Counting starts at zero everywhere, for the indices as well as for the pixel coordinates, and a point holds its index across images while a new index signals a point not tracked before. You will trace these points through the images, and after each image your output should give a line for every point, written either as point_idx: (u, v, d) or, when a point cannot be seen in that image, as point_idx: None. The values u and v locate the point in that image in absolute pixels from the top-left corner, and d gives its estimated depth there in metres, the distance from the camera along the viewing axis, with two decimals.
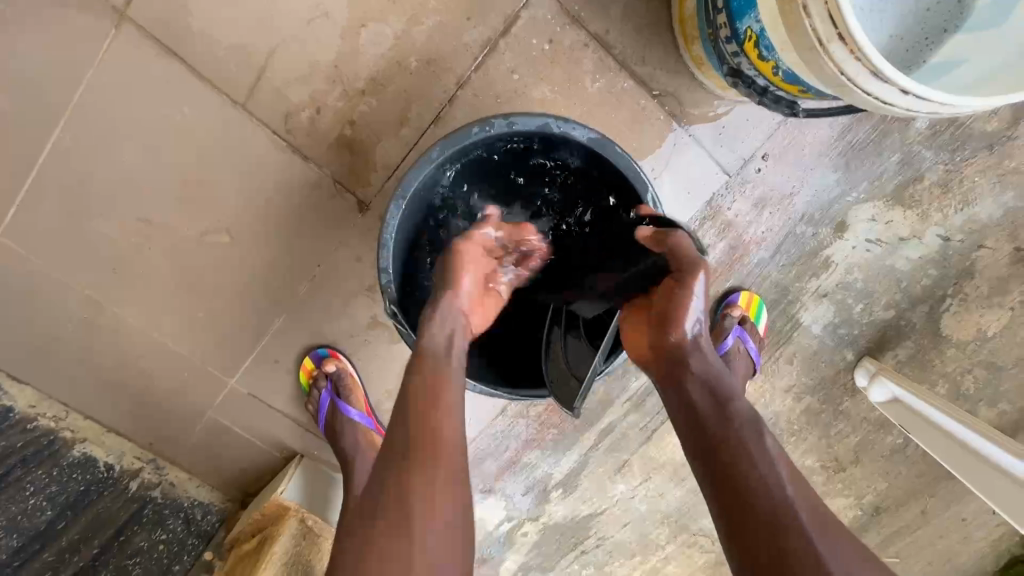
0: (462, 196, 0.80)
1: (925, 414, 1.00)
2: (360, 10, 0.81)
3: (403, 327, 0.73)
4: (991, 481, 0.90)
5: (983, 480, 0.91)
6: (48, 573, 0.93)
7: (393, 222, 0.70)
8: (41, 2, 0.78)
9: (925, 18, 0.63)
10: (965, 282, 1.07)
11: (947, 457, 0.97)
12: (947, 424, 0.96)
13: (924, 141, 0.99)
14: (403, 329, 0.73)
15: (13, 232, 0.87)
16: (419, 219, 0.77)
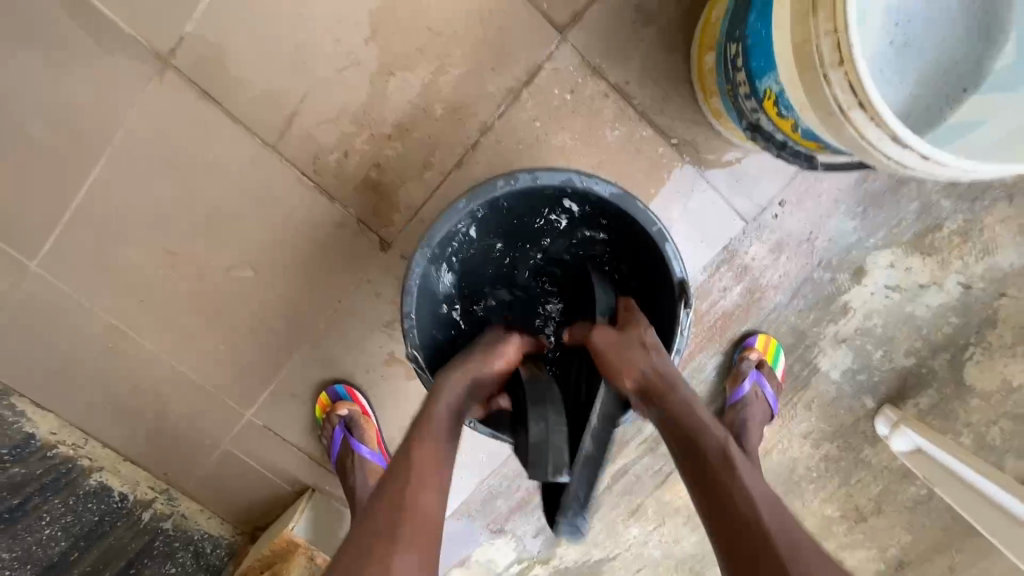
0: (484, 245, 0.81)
1: (952, 468, 0.97)
2: (389, 60, 0.84)
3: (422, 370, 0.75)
4: None
5: (992, 521, 0.90)
6: None
7: (417, 270, 0.72)
8: (88, 48, 0.82)
9: (949, 75, 0.62)
10: (987, 331, 1.06)
11: (955, 499, 0.95)
12: (954, 466, 0.96)
13: (943, 191, 0.98)
14: (422, 372, 0.75)
15: (47, 262, 0.90)
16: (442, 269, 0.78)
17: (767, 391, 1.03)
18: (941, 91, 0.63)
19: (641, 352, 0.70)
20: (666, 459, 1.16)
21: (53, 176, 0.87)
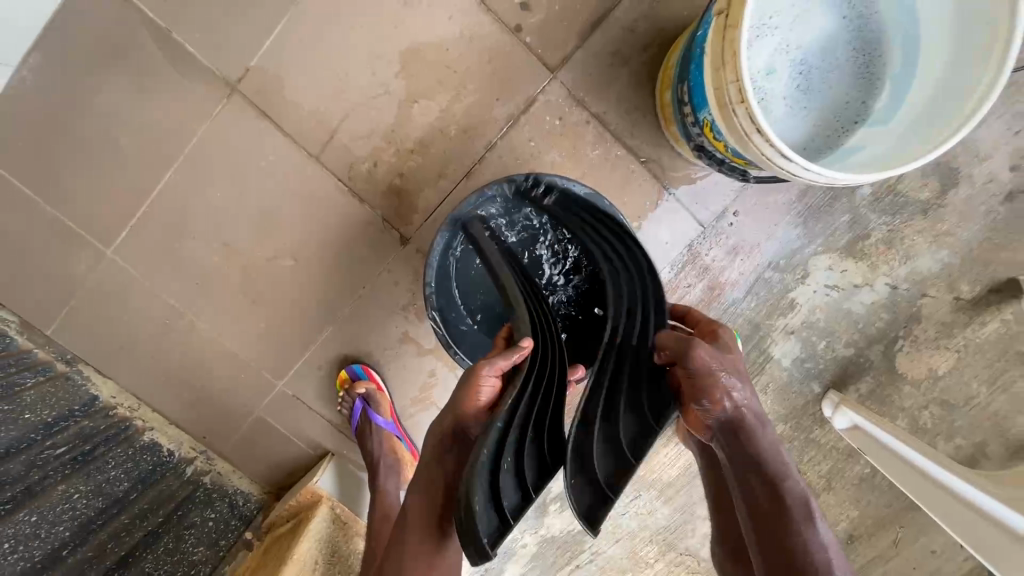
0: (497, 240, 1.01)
1: (904, 456, 1.08)
2: (414, 90, 1.04)
3: (438, 327, 0.97)
4: (978, 527, 0.95)
5: (932, 496, 1.03)
6: (110, 543, 0.95)
7: (438, 246, 0.95)
8: (171, 75, 1.02)
9: (843, 110, 0.82)
10: (913, 326, 1.24)
11: (900, 477, 1.08)
12: (901, 448, 1.09)
13: (869, 206, 1.18)
14: (438, 328, 0.98)
15: (121, 249, 1.08)
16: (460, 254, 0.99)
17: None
18: (838, 122, 0.82)
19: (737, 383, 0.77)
20: None
21: (133, 179, 1.05)
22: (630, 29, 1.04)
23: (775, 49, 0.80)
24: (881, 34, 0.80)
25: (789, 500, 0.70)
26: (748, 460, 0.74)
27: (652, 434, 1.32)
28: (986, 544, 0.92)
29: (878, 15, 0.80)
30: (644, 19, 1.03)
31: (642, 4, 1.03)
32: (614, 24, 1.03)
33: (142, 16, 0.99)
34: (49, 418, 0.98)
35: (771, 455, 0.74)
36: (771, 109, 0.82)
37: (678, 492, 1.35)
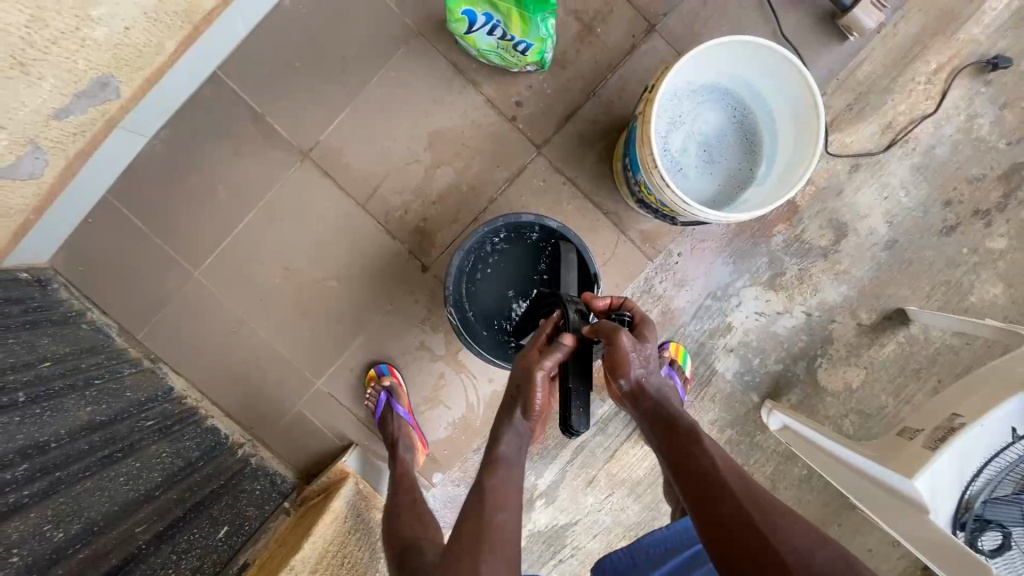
0: (495, 255, 1.33)
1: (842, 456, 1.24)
2: (436, 158, 1.41)
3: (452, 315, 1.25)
4: (887, 504, 1.07)
5: (858, 486, 1.17)
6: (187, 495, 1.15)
7: (456, 259, 1.24)
8: (260, 145, 1.39)
9: (736, 175, 1.19)
10: (828, 346, 1.55)
11: (833, 474, 1.26)
12: (828, 445, 1.29)
13: (784, 250, 1.53)
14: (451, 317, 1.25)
15: (207, 272, 1.40)
16: (468, 263, 1.30)
17: (677, 380, 1.47)
18: (733, 183, 1.19)
19: (637, 362, 0.96)
20: (612, 438, 1.57)
21: (222, 218, 1.40)
22: (595, 120, 1.43)
23: (684, 137, 1.19)
24: (758, 126, 1.18)
25: (699, 442, 0.95)
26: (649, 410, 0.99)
27: (623, 437, 1.58)
28: (879, 504, 1.09)
29: (753, 114, 1.18)
30: (604, 112, 1.42)
31: (603, 103, 1.42)
32: (583, 116, 1.42)
33: (244, 105, 1.38)
34: (142, 398, 1.25)
35: (668, 409, 0.98)
36: (686, 174, 1.19)
37: (645, 491, 1.58)
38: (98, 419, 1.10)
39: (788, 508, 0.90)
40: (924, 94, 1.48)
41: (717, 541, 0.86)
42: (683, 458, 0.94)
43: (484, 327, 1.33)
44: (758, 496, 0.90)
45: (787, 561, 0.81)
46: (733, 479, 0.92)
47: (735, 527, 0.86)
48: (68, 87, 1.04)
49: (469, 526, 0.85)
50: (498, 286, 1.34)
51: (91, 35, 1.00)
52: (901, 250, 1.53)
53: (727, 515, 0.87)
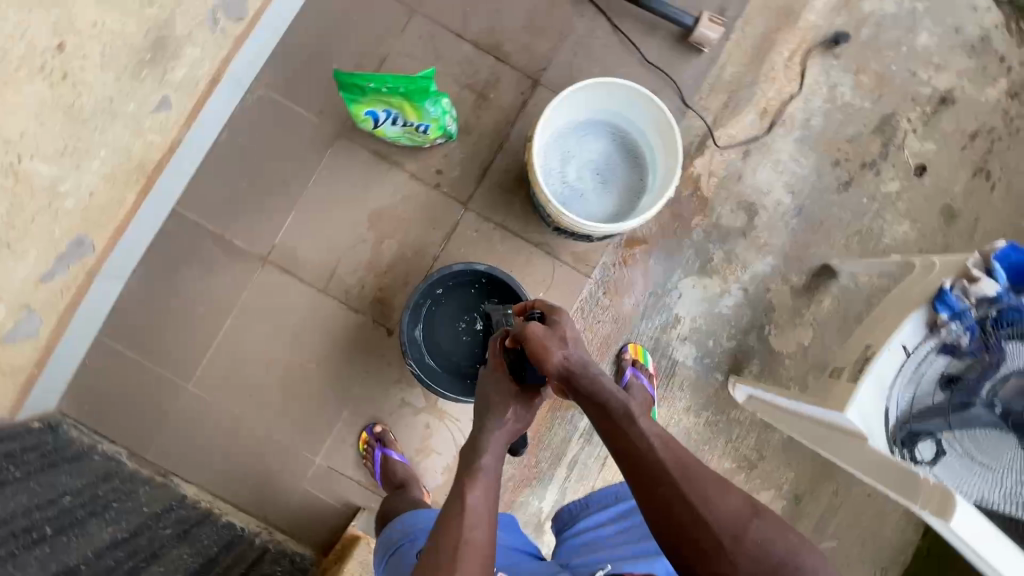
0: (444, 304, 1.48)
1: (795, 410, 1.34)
2: (378, 234, 1.58)
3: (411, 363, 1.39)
4: (841, 441, 1.18)
5: (815, 432, 1.28)
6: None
7: (406, 314, 1.40)
8: (224, 260, 1.57)
9: (630, 188, 1.37)
10: (772, 314, 1.68)
11: (795, 429, 1.36)
12: (782, 402, 1.39)
13: (706, 239, 1.68)
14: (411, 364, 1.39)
15: (198, 383, 1.54)
16: (419, 315, 1.45)
17: (644, 379, 1.59)
18: (630, 194, 1.36)
19: (557, 350, 1.05)
20: (601, 446, 1.67)
21: (202, 332, 1.55)
22: (508, 168, 1.60)
23: (577, 167, 1.37)
24: (636, 143, 1.37)
25: (635, 423, 0.98)
26: (585, 396, 1.04)
27: None
28: (838, 448, 1.19)
29: (630, 134, 1.37)
30: (515, 159, 1.60)
31: (511, 152, 1.60)
32: (497, 167, 1.60)
33: (202, 229, 1.56)
34: (159, 509, 1.36)
35: (602, 388, 1.03)
36: (587, 197, 1.36)
37: None
38: (121, 536, 1.21)
39: (729, 482, 0.95)
40: (786, 78, 1.69)
41: (657, 518, 0.92)
42: (620, 441, 0.98)
43: (448, 370, 1.46)
44: (694, 471, 0.94)
45: (719, 536, 0.88)
46: (671, 458, 0.95)
47: (671, 508, 0.91)
48: (50, 254, 1.23)
49: (440, 546, 0.89)
50: (452, 330, 1.48)
51: (62, 207, 1.20)
52: (809, 214, 1.69)
53: (662, 496, 0.92)
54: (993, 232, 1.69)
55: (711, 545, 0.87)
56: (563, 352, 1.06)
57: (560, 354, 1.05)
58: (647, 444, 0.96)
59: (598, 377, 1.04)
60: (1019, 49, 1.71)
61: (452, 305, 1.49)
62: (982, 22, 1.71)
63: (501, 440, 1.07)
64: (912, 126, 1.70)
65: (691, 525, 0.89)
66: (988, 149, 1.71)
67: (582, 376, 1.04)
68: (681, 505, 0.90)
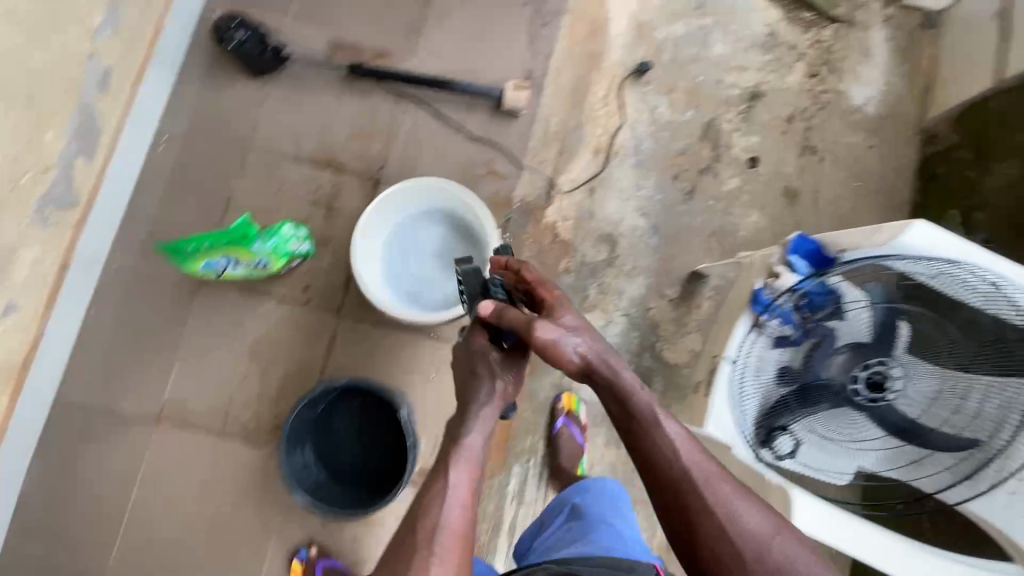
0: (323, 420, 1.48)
1: None
2: (263, 363, 1.62)
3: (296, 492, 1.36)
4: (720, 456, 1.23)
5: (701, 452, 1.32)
6: None
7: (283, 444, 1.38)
8: (118, 430, 1.58)
9: (471, 264, 1.43)
10: (658, 330, 1.75)
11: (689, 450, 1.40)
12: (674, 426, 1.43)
13: (578, 278, 1.76)
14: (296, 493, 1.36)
15: (118, 559, 1.53)
16: (300, 439, 1.44)
17: (575, 429, 1.66)
18: None
19: (569, 342, 0.97)
20: (535, 503, 1.68)
21: (111, 507, 1.55)
22: None
23: (420, 260, 1.46)
24: (463, 220, 1.44)
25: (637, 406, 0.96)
26: (607, 391, 0.98)
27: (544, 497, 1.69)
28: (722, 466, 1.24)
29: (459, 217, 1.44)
30: None
31: None
32: None
33: (89, 405, 1.58)
34: None
35: (619, 380, 0.97)
36: (434, 285, 1.44)
37: None
38: None
39: (753, 496, 0.91)
40: (608, 114, 1.81)
41: (679, 527, 0.89)
42: (640, 445, 0.94)
43: (339, 481, 1.47)
44: (718, 482, 0.90)
45: (742, 552, 0.85)
46: (706, 466, 0.91)
47: (692, 519, 0.88)
48: None
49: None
50: (335, 442, 1.50)
51: None
52: (665, 230, 1.79)
53: (687, 506, 0.89)
54: (833, 201, 1.82)
55: (731, 560, 0.85)
56: (574, 351, 0.98)
57: (568, 347, 0.97)
58: (671, 451, 0.92)
59: (619, 370, 0.97)
60: (805, 35, 1.87)
61: (331, 418, 1.50)
62: (766, 20, 1.87)
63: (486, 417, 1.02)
64: (733, 126, 1.83)
65: (715, 541, 0.87)
66: (806, 128, 1.84)
67: (595, 359, 0.98)
68: (705, 517, 0.88)
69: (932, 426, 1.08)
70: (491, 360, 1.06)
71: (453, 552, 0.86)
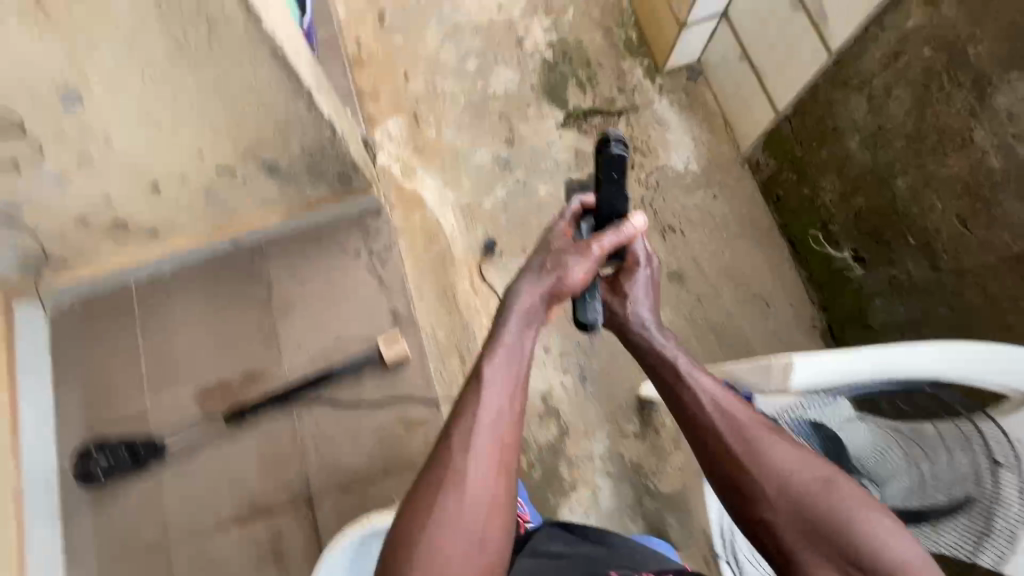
0: None
1: None
2: None
3: None
4: None
5: None
6: None
7: None
8: None
9: None
10: (643, 471, 1.70)
11: None
12: None
13: (544, 468, 1.70)
14: None
15: None
16: None
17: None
18: None
19: (639, 304, 1.20)
20: None
21: None
22: None
23: None
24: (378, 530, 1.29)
25: (636, 346, 1.19)
26: (637, 345, 1.19)
27: None
28: None
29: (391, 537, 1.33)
30: None
31: None
32: None
33: None
34: None
35: (643, 336, 1.19)
36: None
37: None
38: None
39: (786, 437, 1.00)
40: (484, 301, 1.82)
41: (714, 462, 1.01)
42: (673, 397, 1.10)
43: None
44: (749, 429, 1.00)
45: (767, 488, 0.96)
46: (744, 420, 1.02)
47: (724, 455, 1.00)
48: None
49: (416, 518, 0.93)
50: None
51: None
52: (593, 373, 1.78)
53: (718, 445, 1.01)
54: (714, 259, 1.89)
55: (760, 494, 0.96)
56: (630, 311, 1.19)
57: (635, 309, 1.20)
58: (701, 397, 1.07)
59: (650, 335, 1.17)
60: None
61: None
62: (567, 144, 1.98)
63: (532, 302, 1.08)
64: None
65: (746, 471, 0.98)
66: (654, 213, 1.93)
67: (621, 300, 1.20)
68: (731, 452, 1.00)
69: (924, 505, 1.09)
70: (553, 248, 1.11)
71: (492, 464, 0.96)
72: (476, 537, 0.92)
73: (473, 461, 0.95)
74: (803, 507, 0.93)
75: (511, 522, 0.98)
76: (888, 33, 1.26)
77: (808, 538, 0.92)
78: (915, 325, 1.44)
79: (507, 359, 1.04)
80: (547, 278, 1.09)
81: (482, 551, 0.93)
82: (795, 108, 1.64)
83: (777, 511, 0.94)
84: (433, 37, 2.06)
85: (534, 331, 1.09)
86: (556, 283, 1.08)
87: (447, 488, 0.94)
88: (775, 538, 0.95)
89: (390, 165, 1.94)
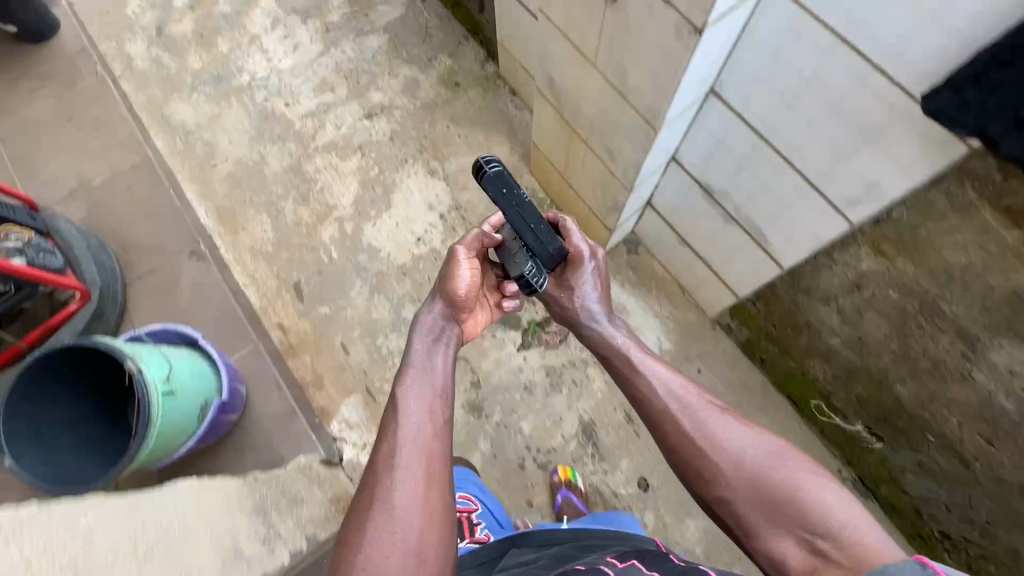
0: None
1: None
2: None
3: None
4: None
5: None
6: None
7: None
8: None
9: None
10: None
11: None
12: None
13: None
14: None
15: None
16: None
17: (578, 498, 1.66)
18: None
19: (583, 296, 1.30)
20: None
21: None
22: None
23: None
24: None
25: (589, 340, 1.30)
26: (589, 339, 1.30)
27: None
28: None
29: None
30: None
31: None
32: None
33: None
34: None
35: (593, 328, 1.29)
36: None
37: None
38: None
39: (743, 421, 1.01)
40: None
41: (672, 445, 1.03)
42: (632, 391, 1.15)
43: None
44: (701, 416, 1.03)
45: (721, 466, 0.95)
46: (694, 402, 1.06)
47: (676, 442, 1.02)
48: None
49: (352, 527, 0.88)
50: None
51: None
52: None
53: (672, 432, 1.03)
54: None
55: (716, 474, 0.95)
56: (575, 304, 1.30)
57: (579, 301, 1.30)
58: (658, 392, 1.10)
59: (600, 325, 1.29)
60: (571, 344, 1.87)
61: None
62: (535, 365, 1.84)
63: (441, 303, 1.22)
64: (597, 471, 1.75)
65: (699, 457, 0.98)
66: None
67: (568, 295, 1.30)
68: (682, 433, 1.02)
69: None
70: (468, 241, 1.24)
71: (421, 468, 0.93)
72: (412, 545, 0.85)
73: (400, 470, 0.91)
74: (760, 480, 0.91)
75: (454, 534, 0.90)
76: (840, 268, 1.19)
77: (761, 509, 0.89)
78: (964, 508, 1.36)
79: (425, 376, 1.08)
80: (440, 297, 1.23)
81: (420, 566, 0.84)
82: (757, 296, 1.56)
83: (734, 488, 0.93)
84: (360, 296, 1.92)
85: (448, 346, 1.17)
86: (456, 275, 1.20)
87: (374, 497, 0.89)
88: (738, 517, 0.92)
89: (359, 458, 1.74)
